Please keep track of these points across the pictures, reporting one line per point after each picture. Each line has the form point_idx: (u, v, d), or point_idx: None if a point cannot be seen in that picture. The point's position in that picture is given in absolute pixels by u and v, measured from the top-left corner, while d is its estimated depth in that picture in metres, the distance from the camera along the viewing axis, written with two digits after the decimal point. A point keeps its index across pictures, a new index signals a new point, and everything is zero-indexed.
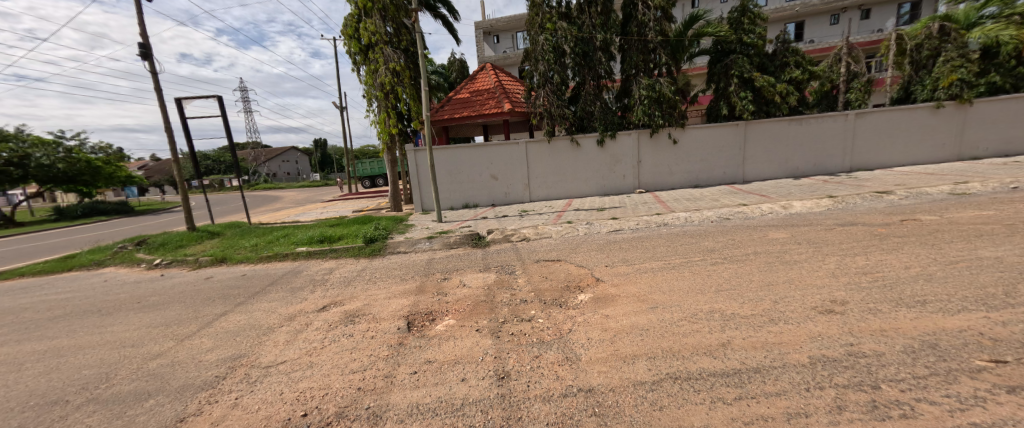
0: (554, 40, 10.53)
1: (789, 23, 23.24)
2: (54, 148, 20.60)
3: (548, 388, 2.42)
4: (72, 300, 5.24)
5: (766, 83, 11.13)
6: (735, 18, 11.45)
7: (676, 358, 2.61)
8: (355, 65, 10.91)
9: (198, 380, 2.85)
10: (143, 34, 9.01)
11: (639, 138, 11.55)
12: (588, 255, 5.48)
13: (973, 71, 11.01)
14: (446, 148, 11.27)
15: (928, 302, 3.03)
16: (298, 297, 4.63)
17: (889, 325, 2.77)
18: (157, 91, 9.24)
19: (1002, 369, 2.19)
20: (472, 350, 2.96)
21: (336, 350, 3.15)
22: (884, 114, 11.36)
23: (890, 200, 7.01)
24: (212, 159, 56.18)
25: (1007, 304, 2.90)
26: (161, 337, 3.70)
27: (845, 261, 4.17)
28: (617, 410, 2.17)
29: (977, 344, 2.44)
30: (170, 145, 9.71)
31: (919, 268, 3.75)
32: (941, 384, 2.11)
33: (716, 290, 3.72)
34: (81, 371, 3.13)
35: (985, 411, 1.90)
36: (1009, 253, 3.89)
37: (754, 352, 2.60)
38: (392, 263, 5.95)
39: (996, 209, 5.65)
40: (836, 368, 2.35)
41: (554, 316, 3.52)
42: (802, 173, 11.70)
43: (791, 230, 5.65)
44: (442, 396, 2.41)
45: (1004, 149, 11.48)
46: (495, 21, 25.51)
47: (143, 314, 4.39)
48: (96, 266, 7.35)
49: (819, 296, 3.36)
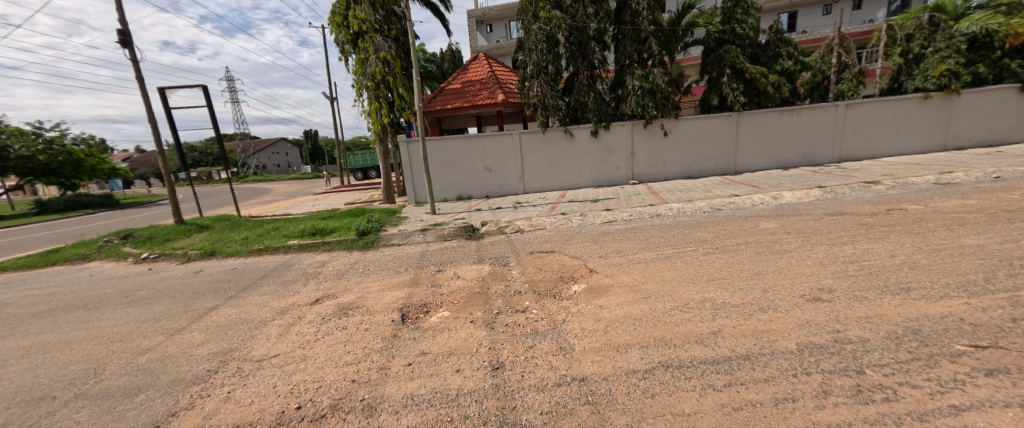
0: (548, 28, 10.40)
1: (783, 13, 23.18)
2: (34, 139, 20.04)
3: (542, 378, 2.45)
4: (57, 295, 5.15)
5: (757, 74, 11.19)
6: (728, 8, 11.39)
7: (668, 347, 2.65)
8: (345, 54, 10.72)
9: (189, 374, 2.84)
10: (122, 20, 8.70)
11: (633, 129, 11.55)
12: (581, 246, 5.52)
13: (961, 61, 11.14)
14: (438, 140, 11.17)
15: (912, 290, 3.11)
16: (291, 291, 4.59)
17: (874, 312, 2.84)
18: (140, 80, 8.99)
19: (980, 353, 2.26)
20: (467, 342, 2.98)
21: (330, 343, 3.15)
22: (873, 105, 11.49)
23: (877, 190, 7.14)
24: (199, 151, 55.16)
25: (987, 290, 2.99)
26: (150, 332, 3.66)
27: (833, 250, 4.25)
28: (610, 398, 2.21)
29: (958, 329, 2.51)
30: (155, 136, 9.49)
31: (904, 256, 3.85)
32: (922, 368, 2.18)
33: (708, 280, 3.77)
34: (69, 367, 3.09)
35: (965, 393, 1.97)
36: (991, 241, 4.00)
37: (743, 340, 2.66)
38: (385, 256, 5.91)
39: (979, 198, 5.78)
40: (823, 354, 2.41)
41: (547, 307, 3.56)
42: (792, 163, 11.83)
43: (781, 220, 5.72)
44: (437, 387, 2.44)
45: (987, 139, 11.74)
46: (488, 9, 25.16)
47: (131, 309, 4.33)
48: (81, 260, 7.23)
49: (808, 284, 3.43)
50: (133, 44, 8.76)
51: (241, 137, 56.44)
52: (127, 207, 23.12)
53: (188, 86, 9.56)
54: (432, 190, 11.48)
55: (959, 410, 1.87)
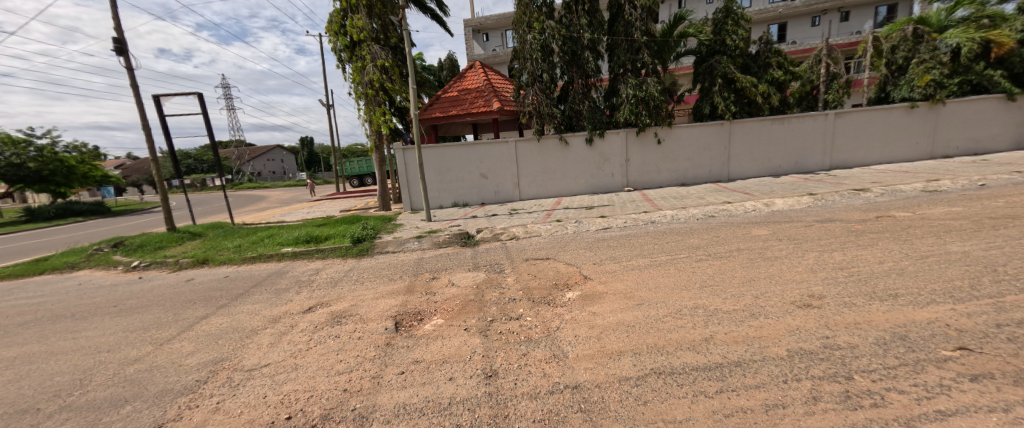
0: (542, 38, 10.57)
1: (772, 25, 23.69)
2: (25, 147, 19.86)
3: (535, 385, 2.46)
4: (44, 305, 5.07)
5: (749, 84, 11.36)
6: (719, 19, 11.63)
7: (661, 354, 2.67)
8: (341, 63, 10.74)
9: (178, 385, 2.80)
10: (117, 27, 8.71)
11: (628, 137, 11.66)
12: (576, 253, 5.52)
13: (944, 72, 11.43)
14: (434, 147, 11.22)
15: (900, 296, 3.16)
16: (283, 299, 4.57)
17: (863, 318, 2.88)
18: (134, 86, 8.96)
19: (966, 358, 2.30)
20: (461, 350, 2.98)
21: (322, 352, 3.13)
22: (861, 115, 11.71)
23: (866, 197, 7.24)
24: (194, 158, 54.89)
25: (972, 296, 3.04)
26: (139, 341, 3.61)
27: (823, 257, 4.30)
28: (602, 405, 2.22)
29: (943, 335, 2.56)
30: (148, 143, 9.42)
31: (893, 262, 3.91)
32: (910, 374, 2.21)
33: (701, 286, 3.80)
34: (54, 378, 3.04)
35: (950, 398, 2.00)
36: (976, 248, 4.08)
37: (735, 347, 2.68)
38: (379, 264, 5.91)
39: (965, 205, 5.90)
40: (812, 360, 2.43)
41: (542, 314, 3.56)
42: (783, 171, 11.98)
43: (772, 227, 5.79)
44: (430, 396, 2.43)
45: (973, 147, 11.97)
46: (485, 19, 25.46)
47: (120, 319, 4.27)
48: (69, 269, 7.13)
49: (798, 291, 3.47)
50: (129, 52, 8.76)
51: (236, 144, 56.23)
52: (119, 214, 22.94)
53: (182, 94, 9.57)
54: (428, 197, 11.49)
55: (944, 415, 1.90)
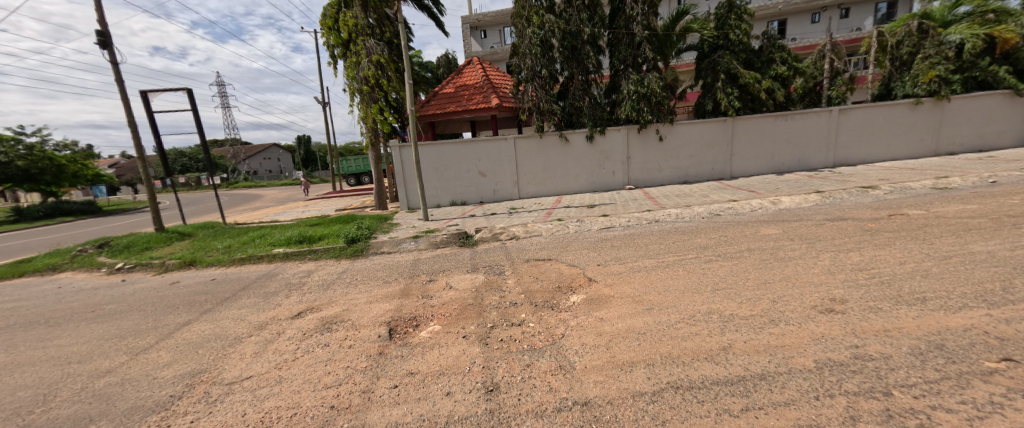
0: (542, 33, 10.32)
1: (773, 20, 23.43)
2: (13, 145, 19.49)
3: (540, 402, 2.24)
4: (18, 310, 4.82)
5: (752, 79, 11.15)
6: (722, 14, 11.40)
7: (676, 365, 2.46)
8: (334, 59, 10.52)
9: (150, 401, 2.57)
10: (101, 20, 8.42)
11: (629, 134, 11.45)
12: (579, 254, 5.30)
13: (950, 68, 11.22)
14: (432, 145, 10.98)
15: (928, 300, 2.95)
16: (271, 303, 4.33)
17: (892, 325, 2.67)
18: (119, 81, 8.67)
19: (1013, 371, 2.10)
20: (459, 360, 2.75)
21: (309, 363, 2.90)
22: (866, 111, 11.53)
23: (875, 195, 7.05)
24: (189, 157, 54.41)
25: (1007, 300, 2.84)
26: (113, 351, 3.38)
27: (840, 257, 4.09)
28: (616, 426, 2.00)
29: (984, 344, 2.35)
30: (134, 140, 9.13)
31: (914, 263, 3.71)
32: (954, 389, 2.00)
33: (714, 290, 3.59)
34: (15, 394, 2.80)
35: (1005, 419, 1.79)
36: (1000, 247, 3.87)
37: (756, 357, 2.47)
38: (374, 265, 5.68)
39: (980, 202, 5.72)
40: (843, 373, 2.23)
41: (545, 320, 3.34)
42: (786, 169, 11.81)
43: (782, 226, 5.58)
44: (425, 414, 2.21)
45: (977, 144, 11.84)
46: (483, 15, 25.16)
47: (96, 325, 4.02)
48: (51, 271, 6.86)
49: (818, 295, 3.26)
50: (113, 46, 8.47)
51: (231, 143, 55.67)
52: (111, 214, 22.56)
53: (170, 89, 9.29)
54: (426, 195, 11.25)
55: None
